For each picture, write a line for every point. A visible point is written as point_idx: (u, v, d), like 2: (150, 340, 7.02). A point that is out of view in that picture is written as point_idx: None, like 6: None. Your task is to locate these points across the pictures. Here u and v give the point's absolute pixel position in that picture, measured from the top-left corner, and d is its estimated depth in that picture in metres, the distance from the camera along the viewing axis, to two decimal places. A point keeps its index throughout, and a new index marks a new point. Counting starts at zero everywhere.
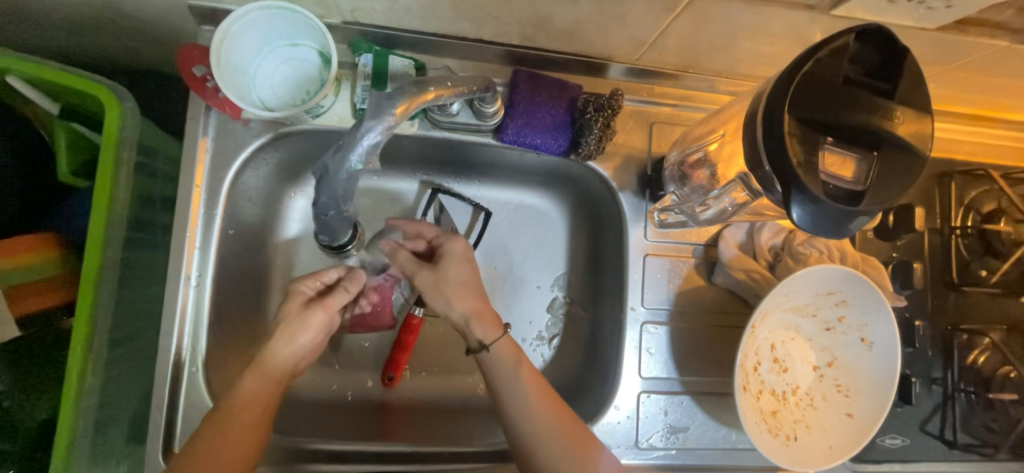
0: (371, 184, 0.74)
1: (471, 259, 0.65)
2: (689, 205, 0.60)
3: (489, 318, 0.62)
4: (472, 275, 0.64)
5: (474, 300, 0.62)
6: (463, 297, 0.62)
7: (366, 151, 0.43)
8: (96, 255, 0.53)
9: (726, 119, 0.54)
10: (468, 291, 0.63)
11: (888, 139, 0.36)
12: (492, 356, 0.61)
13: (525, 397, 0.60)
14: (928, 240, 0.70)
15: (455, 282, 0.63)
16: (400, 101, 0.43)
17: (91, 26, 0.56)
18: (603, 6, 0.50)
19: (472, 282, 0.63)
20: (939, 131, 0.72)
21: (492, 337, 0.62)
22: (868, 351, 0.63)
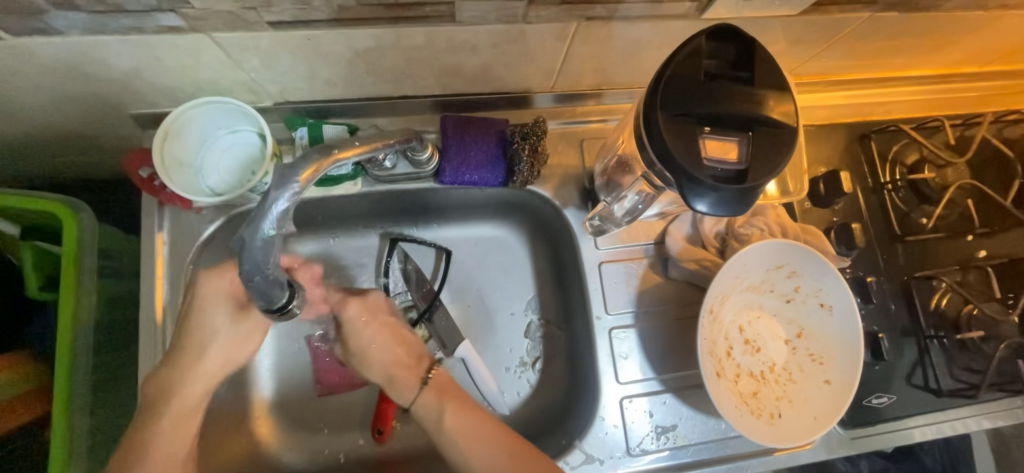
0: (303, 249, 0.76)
1: (376, 320, 0.66)
2: (605, 208, 0.64)
3: (400, 379, 0.64)
4: (388, 332, 0.66)
5: (388, 365, 0.65)
6: (374, 359, 0.65)
7: (279, 217, 0.43)
8: (67, 366, 0.55)
9: (624, 127, 0.59)
10: (380, 350, 0.65)
11: (760, 120, 0.40)
12: (418, 411, 0.63)
13: (457, 445, 0.59)
14: (865, 199, 0.73)
15: (366, 349, 0.65)
16: (303, 166, 0.43)
17: (44, 146, 0.61)
18: (503, 48, 0.55)
19: (382, 337, 0.66)
20: (850, 99, 0.77)
21: (410, 393, 0.64)
22: (829, 315, 0.64)
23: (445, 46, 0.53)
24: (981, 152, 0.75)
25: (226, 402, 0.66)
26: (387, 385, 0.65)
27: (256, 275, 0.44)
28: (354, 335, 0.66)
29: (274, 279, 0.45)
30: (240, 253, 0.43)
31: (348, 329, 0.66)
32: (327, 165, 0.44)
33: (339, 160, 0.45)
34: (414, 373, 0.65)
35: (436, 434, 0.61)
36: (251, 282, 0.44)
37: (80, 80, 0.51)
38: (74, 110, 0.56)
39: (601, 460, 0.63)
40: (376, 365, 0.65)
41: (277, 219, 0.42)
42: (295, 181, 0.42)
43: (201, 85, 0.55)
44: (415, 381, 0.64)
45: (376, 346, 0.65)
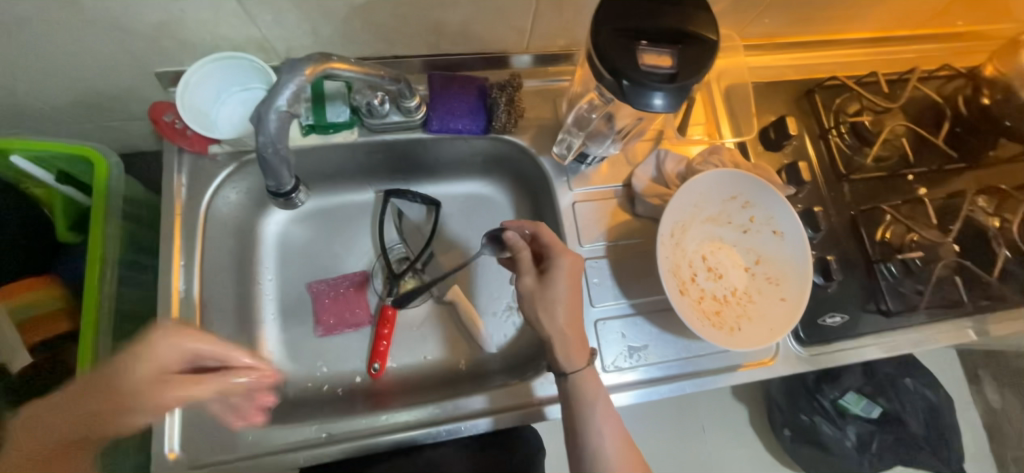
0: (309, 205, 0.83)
1: (577, 281, 0.65)
2: (570, 131, 0.74)
3: (577, 352, 0.64)
4: (574, 292, 0.65)
5: (575, 329, 0.64)
6: (565, 316, 0.64)
7: (288, 99, 0.55)
8: (96, 286, 0.62)
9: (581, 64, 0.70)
10: (571, 309, 0.64)
11: (686, 35, 0.48)
12: (573, 381, 0.64)
13: (600, 432, 0.63)
14: (813, 145, 0.81)
15: (562, 300, 0.64)
16: (306, 64, 0.54)
17: (77, 99, 0.70)
18: (479, 4, 0.63)
19: (575, 295, 0.65)
20: (799, 60, 0.85)
21: (578, 365, 0.64)
22: (782, 241, 0.71)
23: (428, 3, 0.62)
24: (915, 102, 0.83)
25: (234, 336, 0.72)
26: (558, 348, 0.64)
27: (269, 147, 0.57)
28: (553, 284, 0.64)
29: (281, 156, 0.58)
30: (257, 126, 0.56)
31: (552, 278, 0.64)
32: (325, 66, 0.55)
33: (334, 67, 0.55)
34: (585, 347, 0.65)
35: (582, 409, 0.63)
36: (267, 152, 0.57)
37: (117, 35, 0.59)
38: (106, 66, 0.64)
39: None
40: (568, 320, 0.64)
41: (287, 97, 0.55)
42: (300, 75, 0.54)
43: (218, 42, 0.64)
44: (585, 357, 0.65)
45: (572, 305, 0.64)
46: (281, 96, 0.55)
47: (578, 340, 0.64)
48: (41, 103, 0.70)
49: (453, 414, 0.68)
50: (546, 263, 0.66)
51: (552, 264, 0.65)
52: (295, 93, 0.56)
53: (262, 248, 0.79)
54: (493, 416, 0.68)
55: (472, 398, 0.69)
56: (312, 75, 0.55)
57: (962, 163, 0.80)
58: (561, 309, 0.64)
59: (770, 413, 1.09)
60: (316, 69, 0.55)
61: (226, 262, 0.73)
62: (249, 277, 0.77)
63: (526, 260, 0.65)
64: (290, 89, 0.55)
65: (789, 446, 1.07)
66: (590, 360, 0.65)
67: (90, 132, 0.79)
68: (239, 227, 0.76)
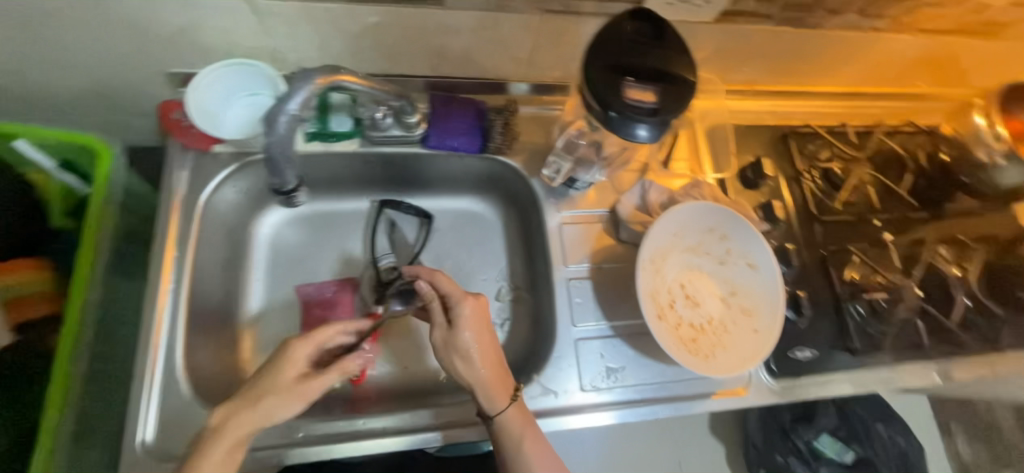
0: (304, 209, 0.85)
1: (484, 323, 0.67)
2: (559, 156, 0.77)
3: (499, 392, 0.65)
4: (484, 336, 0.66)
5: (492, 369, 0.65)
6: (478, 362, 0.65)
7: (300, 105, 0.59)
8: (87, 271, 0.62)
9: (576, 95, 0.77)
10: (483, 353, 0.65)
11: (668, 74, 0.53)
12: (500, 424, 0.64)
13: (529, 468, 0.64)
14: (788, 187, 0.85)
15: (472, 346, 0.65)
16: (319, 75, 0.58)
17: (85, 92, 0.72)
18: (482, 33, 0.68)
19: (484, 340, 0.66)
20: (778, 107, 0.91)
21: (498, 406, 0.64)
22: (756, 274, 0.75)
23: (434, 29, 0.66)
24: (884, 154, 0.89)
25: (216, 334, 0.72)
26: (479, 392, 0.65)
27: (279, 148, 0.60)
28: (458, 333, 0.65)
29: (287, 156, 0.62)
30: (268, 129, 0.59)
31: (457, 328, 0.66)
32: (337, 78, 0.59)
33: (342, 78, 0.59)
34: (506, 388, 0.65)
35: (509, 449, 0.64)
36: (275, 153, 0.61)
37: (136, 35, 0.62)
38: (119, 64, 0.67)
39: (556, 392, 0.70)
40: (474, 366, 0.65)
41: (299, 101, 0.58)
42: (312, 84, 0.58)
43: (233, 49, 0.67)
44: (507, 397, 0.65)
45: (482, 352, 0.65)
46: (292, 102, 0.58)
47: (497, 381, 0.65)
48: (50, 94, 0.72)
49: (405, 427, 0.68)
50: (451, 313, 0.68)
51: (456, 311, 0.66)
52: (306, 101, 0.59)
53: (252, 248, 0.81)
54: (440, 432, 0.69)
55: (419, 416, 0.69)
56: (324, 85, 0.59)
57: (924, 213, 0.86)
58: (472, 356, 0.65)
59: (745, 453, 1.09)
60: (326, 80, 0.59)
61: (216, 258, 0.74)
62: (238, 275, 0.78)
63: (435, 309, 0.67)
64: (300, 97, 0.58)
65: None
66: (513, 401, 0.65)
67: (96, 126, 0.81)
68: (231, 227, 0.77)
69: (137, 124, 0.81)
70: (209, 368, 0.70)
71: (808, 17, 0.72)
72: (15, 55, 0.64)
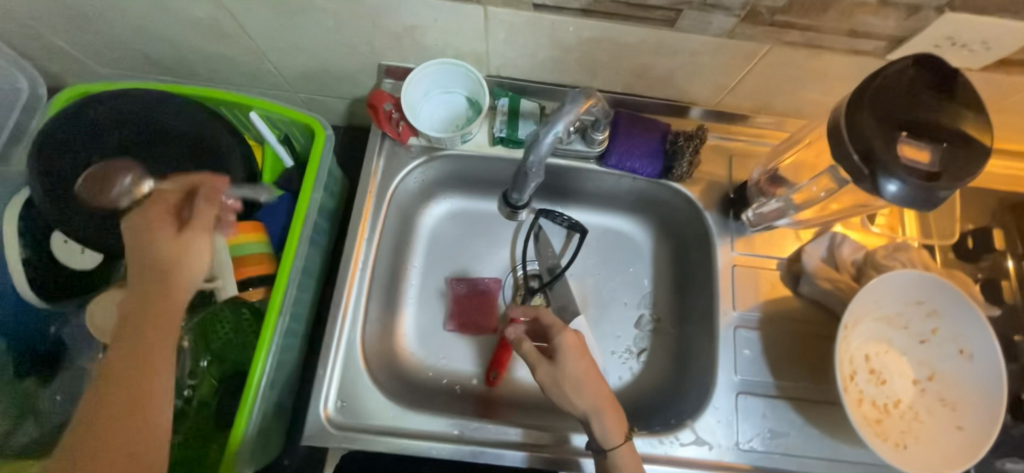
0: (463, 206, 0.87)
1: (586, 352, 0.66)
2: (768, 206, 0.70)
3: (614, 421, 0.62)
4: (590, 366, 0.65)
5: (599, 400, 0.63)
6: (587, 389, 0.63)
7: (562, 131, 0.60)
8: (297, 238, 0.69)
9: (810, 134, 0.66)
10: (591, 382, 0.64)
11: (954, 133, 0.46)
12: (612, 460, 0.61)
13: None
14: (1016, 266, 0.72)
15: (578, 378, 0.64)
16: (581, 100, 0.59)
17: (306, 74, 0.80)
18: (697, 57, 0.64)
19: (593, 371, 0.65)
20: (1011, 170, 0.77)
21: (615, 440, 0.61)
22: (968, 363, 0.64)
23: (651, 48, 0.64)
24: None
25: (380, 312, 0.77)
26: (591, 420, 0.62)
27: (535, 167, 0.63)
28: (567, 362, 0.64)
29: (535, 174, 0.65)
30: (531, 149, 0.61)
31: (562, 357, 0.65)
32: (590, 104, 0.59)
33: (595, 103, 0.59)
34: (621, 422, 0.63)
35: None
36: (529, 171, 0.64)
37: (370, 29, 0.67)
38: (346, 53, 0.73)
39: (709, 444, 0.66)
40: (585, 396, 0.63)
41: (564, 125, 0.59)
42: (575, 107, 0.58)
43: (445, 49, 0.70)
44: (623, 431, 0.62)
45: (590, 380, 0.64)
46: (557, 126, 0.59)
47: (618, 424, 0.62)
48: (279, 72, 0.80)
49: (489, 437, 0.66)
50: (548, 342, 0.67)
51: (558, 343, 0.66)
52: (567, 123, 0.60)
53: (415, 236, 0.85)
54: (524, 452, 0.66)
55: (506, 428, 0.67)
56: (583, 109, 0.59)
57: None
58: (581, 386, 0.63)
59: None
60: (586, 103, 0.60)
61: (389, 241, 0.78)
62: (401, 259, 0.82)
63: (531, 350, 0.66)
64: (564, 121, 0.59)
65: None
66: (627, 436, 0.62)
67: (297, 101, 0.90)
68: (403, 214, 0.82)
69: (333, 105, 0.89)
70: (373, 345, 0.74)
71: None
72: (264, 38, 0.72)
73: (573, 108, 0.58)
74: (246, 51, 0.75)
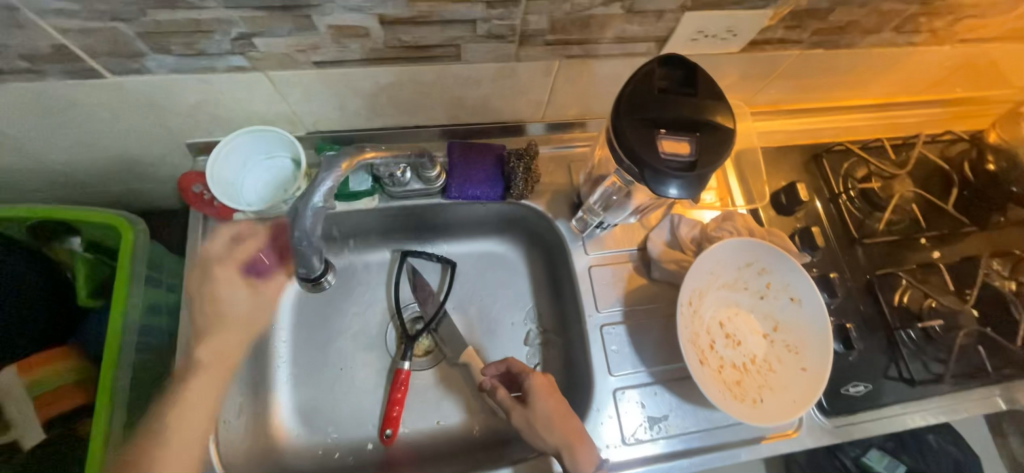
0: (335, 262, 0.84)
1: (557, 391, 0.66)
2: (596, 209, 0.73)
3: (585, 454, 0.62)
4: (559, 405, 0.64)
5: (570, 435, 0.62)
6: (557, 427, 0.63)
7: (324, 193, 0.61)
8: (114, 353, 0.62)
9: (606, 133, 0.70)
10: (561, 421, 0.63)
11: (704, 122, 0.50)
12: None
13: None
14: (824, 208, 0.82)
15: (548, 418, 0.63)
16: (343, 159, 0.61)
17: (109, 169, 0.73)
18: (501, 82, 0.66)
19: (562, 409, 0.64)
20: (805, 125, 0.88)
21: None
22: (799, 308, 0.71)
23: (451, 81, 0.64)
24: (921, 167, 0.85)
25: (247, 402, 0.72)
26: (563, 455, 0.62)
27: (304, 240, 0.64)
28: (537, 404, 0.64)
29: (314, 247, 0.66)
30: (295, 220, 0.62)
31: (533, 400, 0.65)
32: (359, 159, 0.62)
33: (365, 158, 0.62)
34: (593, 453, 0.62)
35: None
36: (300, 245, 0.64)
37: (155, 114, 0.62)
38: (139, 140, 0.67)
39: (597, 448, 0.67)
40: (554, 433, 0.63)
41: (323, 195, 0.61)
42: (337, 167, 0.61)
43: (249, 116, 0.67)
44: (595, 462, 0.62)
45: (560, 416, 0.63)
46: (319, 191, 0.61)
47: (587, 455, 0.62)
48: (76, 171, 0.72)
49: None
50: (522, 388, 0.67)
51: (529, 387, 0.65)
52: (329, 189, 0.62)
53: (278, 310, 0.79)
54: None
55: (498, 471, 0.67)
56: (348, 169, 0.62)
57: (973, 227, 0.82)
58: (551, 424, 0.63)
59: (788, 471, 1.02)
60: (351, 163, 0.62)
61: None
62: (264, 338, 0.77)
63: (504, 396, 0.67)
64: (326, 186, 0.61)
65: None
66: (598, 466, 0.62)
67: (114, 194, 0.81)
68: (254, 292, 0.77)
69: (159, 190, 0.82)
70: None
71: (842, 38, 0.68)
72: (36, 142, 0.64)
73: (332, 167, 0.61)
74: (20, 159, 0.67)
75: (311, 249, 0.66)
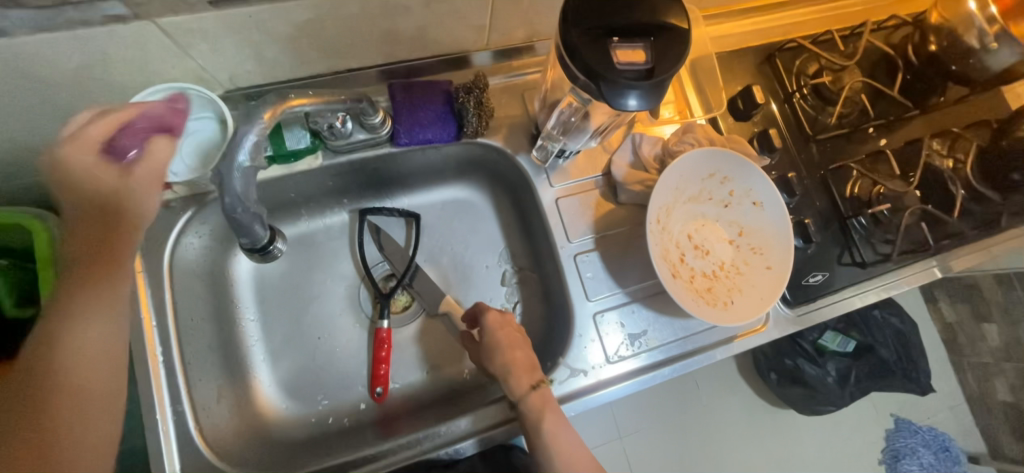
0: (296, 230, 0.79)
1: (509, 325, 0.69)
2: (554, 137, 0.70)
3: (524, 376, 0.65)
4: (510, 333, 0.68)
5: (513, 360, 0.66)
6: (501, 353, 0.66)
7: (249, 150, 0.56)
8: None
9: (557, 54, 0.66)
10: (507, 348, 0.66)
11: (656, 25, 0.47)
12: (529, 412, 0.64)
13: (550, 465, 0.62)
14: (779, 110, 0.82)
15: (495, 347, 0.67)
16: (265, 108, 0.55)
17: (0, 163, 0.63)
18: (435, 6, 0.59)
19: (514, 339, 0.67)
20: (757, 25, 0.85)
21: (522, 392, 0.64)
22: (762, 211, 0.73)
23: (379, 12, 0.57)
24: (869, 56, 0.86)
25: (225, 385, 0.69)
26: (504, 380, 0.66)
27: (237, 207, 0.58)
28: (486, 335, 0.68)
29: (252, 213, 0.60)
30: (222, 185, 0.56)
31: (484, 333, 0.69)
32: (284, 107, 0.56)
33: (294, 105, 0.56)
34: (533, 378, 0.65)
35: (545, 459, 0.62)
36: (235, 213, 0.59)
37: (33, 89, 0.53)
38: (23, 124, 0.58)
39: (584, 371, 0.70)
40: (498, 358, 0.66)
41: (248, 152, 0.56)
42: (259, 119, 0.55)
43: (150, 80, 0.58)
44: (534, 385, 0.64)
45: (507, 342, 0.67)
46: (244, 148, 0.56)
47: (540, 396, 0.64)
48: None
49: (440, 441, 0.67)
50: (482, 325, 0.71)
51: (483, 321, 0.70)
52: (253, 145, 0.56)
53: (237, 290, 0.75)
54: (476, 438, 0.68)
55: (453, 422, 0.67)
56: (272, 118, 0.56)
57: (915, 111, 0.85)
58: (495, 351, 0.67)
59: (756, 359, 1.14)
60: (275, 112, 0.56)
61: (202, 308, 0.70)
62: (228, 320, 0.73)
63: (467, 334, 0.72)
64: (250, 141, 0.56)
65: (776, 388, 1.12)
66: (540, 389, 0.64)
67: (16, 192, 0.71)
68: (207, 275, 0.71)
69: None
70: (228, 425, 0.67)
71: None
72: None
73: (252, 118, 0.55)
74: None
75: (250, 217, 0.60)
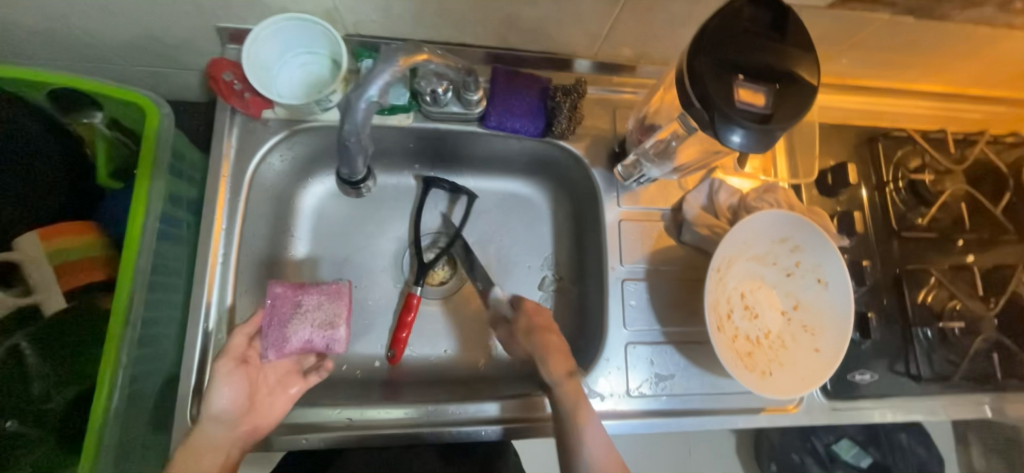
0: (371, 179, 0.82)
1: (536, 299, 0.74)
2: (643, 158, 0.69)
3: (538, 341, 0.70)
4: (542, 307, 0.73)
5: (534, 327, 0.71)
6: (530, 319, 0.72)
7: (380, 88, 0.58)
8: (137, 234, 0.62)
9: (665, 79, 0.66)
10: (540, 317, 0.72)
11: (784, 74, 0.47)
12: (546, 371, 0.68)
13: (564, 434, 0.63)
14: (867, 196, 0.79)
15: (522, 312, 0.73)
16: (402, 54, 0.57)
17: (135, 45, 0.69)
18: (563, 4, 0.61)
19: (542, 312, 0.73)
20: (865, 105, 0.83)
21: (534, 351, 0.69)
22: (824, 290, 0.70)
23: None
24: (977, 167, 0.81)
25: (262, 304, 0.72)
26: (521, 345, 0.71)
27: (353, 135, 0.60)
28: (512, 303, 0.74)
29: (361, 145, 0.62)
30: (346, 111, 0.58)
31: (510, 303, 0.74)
32: (418, 58, 0.58)
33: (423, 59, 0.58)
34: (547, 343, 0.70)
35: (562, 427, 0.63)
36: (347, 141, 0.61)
37: None
38: (168, 16, 0.62)
39: (601, 396, 0.68)
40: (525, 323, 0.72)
41: (379, 89, 0.58)
42: (396, 61, 0.57)
43: (287, 5, 0.62)
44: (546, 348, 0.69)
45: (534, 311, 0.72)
46: (376, 85, 0.58)
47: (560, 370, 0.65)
48: (99, 43, 0.68)
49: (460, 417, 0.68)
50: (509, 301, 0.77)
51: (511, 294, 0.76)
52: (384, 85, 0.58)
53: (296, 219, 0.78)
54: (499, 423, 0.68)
55: (483, 405, 0.68)
56: (407, 65, 0.58)
57: (1013, 236, 0.79)
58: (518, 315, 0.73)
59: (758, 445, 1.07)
60: (410, 60, 0.58)
61: (263, 226, 0.73)
62: (280, 246, 0.76)
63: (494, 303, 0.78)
64: (378, 83, 0.57)
65: None
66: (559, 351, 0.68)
67: (134, 75, 0.77)
68: (275, 198, 0.75)
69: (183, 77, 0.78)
70: None
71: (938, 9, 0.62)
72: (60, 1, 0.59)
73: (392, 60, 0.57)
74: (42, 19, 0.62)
75: (358, 148, 0.62)
